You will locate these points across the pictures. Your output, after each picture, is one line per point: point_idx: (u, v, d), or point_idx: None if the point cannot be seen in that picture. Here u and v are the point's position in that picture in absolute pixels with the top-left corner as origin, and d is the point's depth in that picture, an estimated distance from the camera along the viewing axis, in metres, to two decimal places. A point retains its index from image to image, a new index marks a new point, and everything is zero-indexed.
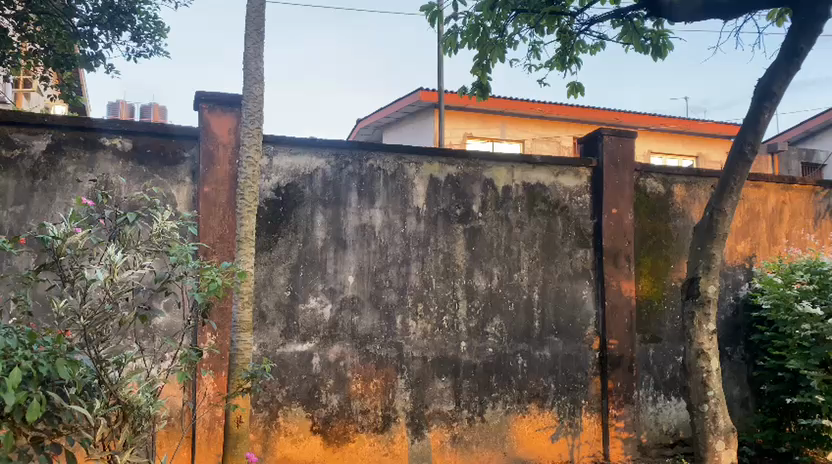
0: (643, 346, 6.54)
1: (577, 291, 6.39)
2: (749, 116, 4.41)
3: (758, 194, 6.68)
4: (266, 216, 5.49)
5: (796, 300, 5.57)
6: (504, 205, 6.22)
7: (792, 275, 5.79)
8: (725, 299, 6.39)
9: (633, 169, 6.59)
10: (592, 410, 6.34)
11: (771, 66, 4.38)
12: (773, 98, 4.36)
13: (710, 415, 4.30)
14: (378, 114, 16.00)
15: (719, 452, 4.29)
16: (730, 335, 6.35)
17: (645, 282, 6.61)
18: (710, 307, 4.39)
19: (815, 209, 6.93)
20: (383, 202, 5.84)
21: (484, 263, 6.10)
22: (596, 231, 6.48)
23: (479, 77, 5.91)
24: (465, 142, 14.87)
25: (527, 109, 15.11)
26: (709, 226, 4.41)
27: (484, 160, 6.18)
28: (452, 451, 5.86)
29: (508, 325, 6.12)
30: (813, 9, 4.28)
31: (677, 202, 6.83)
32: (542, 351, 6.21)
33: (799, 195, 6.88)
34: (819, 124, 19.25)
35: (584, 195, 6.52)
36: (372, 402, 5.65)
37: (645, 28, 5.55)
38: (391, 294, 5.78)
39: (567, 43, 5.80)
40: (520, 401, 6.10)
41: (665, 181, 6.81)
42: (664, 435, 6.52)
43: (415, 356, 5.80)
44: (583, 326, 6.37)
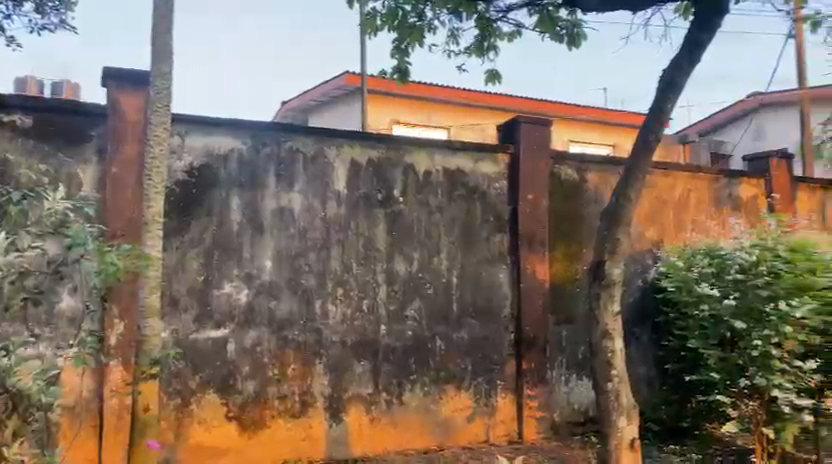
0: (557, 328, 6.74)
1: (494, 275, 6.51)
2: (654, 105, 4.57)
3: (666, 182, 6.98)
4: (179, 198, 5.31)
5: (696, 282, 5.81)
6: (424, 189, 6.25)
7: (693, 259, 6.06)
8: (633, 283, 6.65)
9: (548, 155, 6.76)
10: (507, 390, 6.49)
11: (674, 58, 4.58)
12: (676, 88, 4.54)
13: (613, 393, 4.46)
14: (302, 96, 15.81)
15: (622, 428, 4.44)
16: (637, 316, 6.63)
17: (560, 266, 6.81)
18: (615, 289, 4.56)
19: (718, 196, 7.31)
20: (302, 186, 5.76)
21: (404, 247, 6.12)
22: (513, 216, 6.61)
23: (398, 61, 5.89)
24: (392, 128, 14.76)
25: (452, 97, 15.20)
26: (615, 211, 4.57)
27: (405, 144, 6.19)
28: (370, 435, 5.89)
29: (427, 308, 6.17)
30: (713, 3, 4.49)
31: (590, 189, 7.05)
32: (460, 333, 6.31)
33: (704, 183, 7.23)
34: (726, 117, 20.28)
35: (502, 180, 6.63)
36: (289, 387, 5.60)
37: (559, 17, 5.64)
38: (310, 279, 5.73)
39: (485, 30, 5.85)
40: (438, 383, 6.18)
41: (580, 168, 7.01)
42: (575, 413, 6.76)
43: (334, 340, 5.78)
44: (500, 309, 6.50)
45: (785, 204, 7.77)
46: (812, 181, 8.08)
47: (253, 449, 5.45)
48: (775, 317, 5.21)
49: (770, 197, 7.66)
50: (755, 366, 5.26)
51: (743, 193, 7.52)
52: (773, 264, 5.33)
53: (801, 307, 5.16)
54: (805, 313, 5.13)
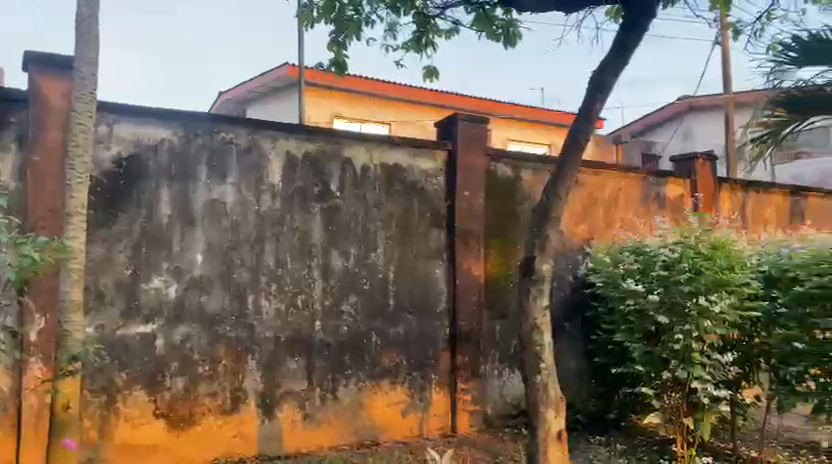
0: (491, 323, 6.85)
1: (430, 270, 6.55)
2: (584, 105, 4.69)
3: (597, 181, 7.17)
4: (105, 189, 5.13)
5: (622, 278, 6.02)
6: (362, 184, 6.23)
7: (620, 256, 6.27)
8: (565, 278, 6.82)
9: (485, 152, 6.84)
10: (442, 385, 6.55)
11: (604, 60, 4.70)
12: (605, 89, 4.66)
13: (542, 385, 4.56)
14: (241, 87, 15.50)
15: (550, 420, 4.54)
16: (569, 311, 6.79)
17: (495, 263, 6.91)
18: (545, 284, 4.66)
19: (645, 195, 7.57)
20: (236, 178, 5.65)
21: (340, 241, 6.09)
22: (450, 212, 6.66)
23: (335, 54, 5.84)
24: (333, 122, 14.64)
25: (392, 93, 15.29)
26: (546, 208, 4.66)
27: (342, 138, 6.15)
28: (303, 430, 5.84)
29: (363, 304, 6.16)
30: (641, 8, 4.64)
31: (525, 186, 7.18)
32: (396, 329, 6.32)
33: (632, 183, 7.46)
34: (658, 120, 21.01)
35: (439, 176, 6.67)
36: (221, 383, 5.50)
37: (496, 16, 5.71)
38: (243, 273, 5.63)
39: (423, 26, 5.86)
40: (373, 378, 6.18)
41: (515, 166, 7.13)
42: (508, 406, 6.88)
43: (267, 336, 5.71)
44: (435, 304, 6.55)
45: (708, 203, 8.11)
46: (733, 182, 8.45)
47: (182, 447, 5.33)
48: (696, 312, 5.44)
49: (694, 197, 7.98)
50: (677, 359, 5.48)
51: (669, 193, 7.81)
52: (695, 260, 5.55)
53: (721, 302, 5.39)
54: (724, 307, 5.37)
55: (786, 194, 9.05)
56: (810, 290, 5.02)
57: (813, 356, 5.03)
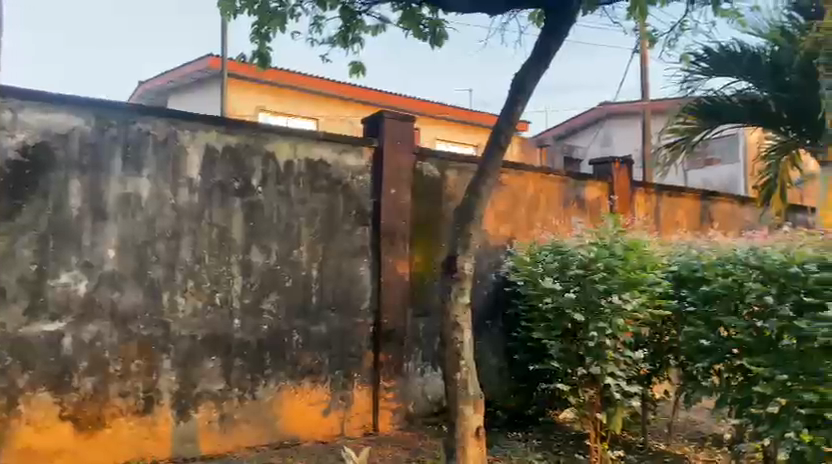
0: (414, 321, 6.87)
1: (354, 268, 6.50)
2: (506, 106, 4.77)
3: (520, 181, 7.31)
4: (7, 179, 4.82)
5: (542, 277, 6.13)
6: (285, 179, 6.12)
7: (539, 255, 6.36)
8: (488, 276, 6.91)
9: (411, 151, 6.85)
10: (363, 383, 6.51)
11: (525, 62, 4.80)
12: (526, 91, 4.76)
13: (461, 382, 4.61)
14: (163, 77, 14.98)
15: (469, 416, 4.59)
16: (491, 309, 6.89)
17: (419, 261, 6.93)
18: (466, 282, 4.71)
19: (565, 196, 7.78)
20: (152, 171, 5.45)
21: (262, 237, 5.96)
22: (374, 209, 6.64)
23: (258, 46, 5.72)
24: (258, 115, 14.33)
25: (319, 86, 15.10)
26: (469, 207, 4.70)
27: (265, 132, 6.03)
28: (219, 431, 5.69)
29: (284, 301, 6.05)
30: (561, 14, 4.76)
31: (450, 185, 7.24)
32: (318, 327, 6.25)
33: (553, 184, 7.65)
34: (580, 124, 21.63)
35: (365, 173, 6.63)
36: (133, 383, 5.29)
37: (422, 15, 5.73)
38: (158, 270, 5.43)
39: (349, 21, 5.81)
40: (293, 377, 6.09)
41: (440, 165, 7.17)
42: (430, 404, 6.92)
43: (183, 334, 5.53)
44: (359, 302, 6.51)
45: (624, 205, 8.40)
46: (648, 186, 8.80)
47: (90, 451, 5.09)
48: (610, 310, 5.62)
49: (611, 198, 8.26)
50: (591, 356, 5.65)
51: (588, 195, 8.06)
52: (608, 261, 5.70)
53: (632, 300, 5.60)
54: (636, 306, 5.59)
55: (697, 199, 9.49)
56: (716, 290, 5.40)
57: (717, 352, 5.36)
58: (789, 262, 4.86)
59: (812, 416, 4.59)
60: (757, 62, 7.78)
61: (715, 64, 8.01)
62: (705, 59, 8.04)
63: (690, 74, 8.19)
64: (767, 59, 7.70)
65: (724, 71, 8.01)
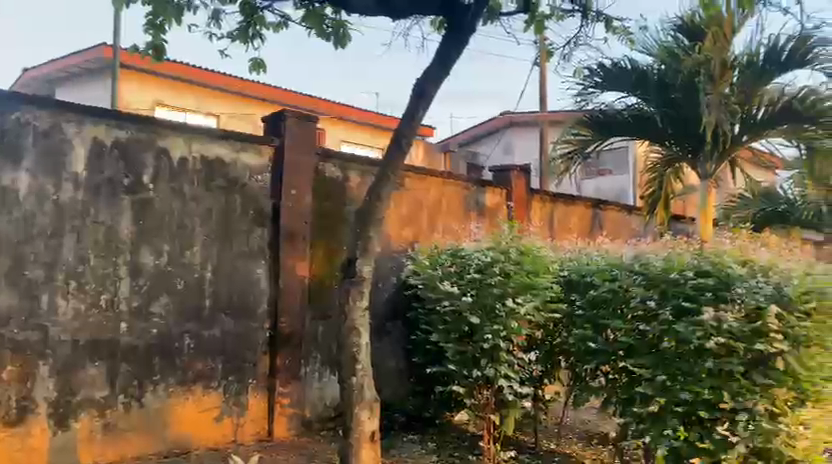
0: (313, 324, 6.77)
1: (251, 270, 6.34)
2: (407, 110, 4.79)
3: (423, 186, 7.38)
4: None
5: (440, 280, 6.18)
6: (178, 177, 5.87)
7: (439, 259, 6.40)
8: (388, 280, 6.91)
9: (313, 152, 6.76)
10: (258, 388, 6.35)
11: (426, 69, 4.85)
12: (427, 96, 4.80)
13: (357, 386, 4.59)
14: (50, 64, 14.06)
15: (363, 421, 4.57)
16: (391, 312, 6.89)
17: (319, 264, 6.83)
18: (364, 285, 4.70)
19: (466, 201, 7.92)
20: (31, 164, 5.08)
21: (153, 238, 5.69)
22: (274, 210, 6.49)
23: (152, 36, 5.46)
24: (154, 109, 13.73)
25: (218, 82, 14.62)
26: (369, 210, 4.68)
27: (158, 127, 5.78)
28: (101, 442, 5.38)
29: (176, 304, 5.81)
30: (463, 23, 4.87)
31: (352, 187, 7.19)
32: (211, 331, 6.04)
33: (455, 189, 7.77)
34: (483, 131, 22.15)
35: (264, 173, 6.48)
36: (5, 392, 4.89)
37: (326, 15, 5.67)
38: (36, 270, 5.07)
39: (250, 17, 5.66)
40: (184, 383, 5.85)
41: (342, 167, 7.11)
42: (327, 408, 6.84)
43: (63, 339, 5.19)
44: (256, 305, 6.35)
45: (521, 212, 8.66)
46: (544, 193, 9.12)
47: None
48: (505, 313, 5.78)
49: (510, 205, 8.50)
50: (486, 357, 5.78)
51: (488, 201, 8.24)
52: (505, 265, 5.90)
53: (526, 303, 5.77)
54: (529, 309, 5.77)
55: (589, 207, 9.92)
56: (604, 294, 5.64)
57: (603, 353, 5.62)
58: (669, 269, 5.30)
59: (686, 414, 5.09)
60: (646, 78, 8.22)
61: (607, 79, 8.40)
62: (597, 74, 8.41)
63: (584, 88, 8.55)
64: (654, 76, 8.19)
65: (615, 86, 8.41)
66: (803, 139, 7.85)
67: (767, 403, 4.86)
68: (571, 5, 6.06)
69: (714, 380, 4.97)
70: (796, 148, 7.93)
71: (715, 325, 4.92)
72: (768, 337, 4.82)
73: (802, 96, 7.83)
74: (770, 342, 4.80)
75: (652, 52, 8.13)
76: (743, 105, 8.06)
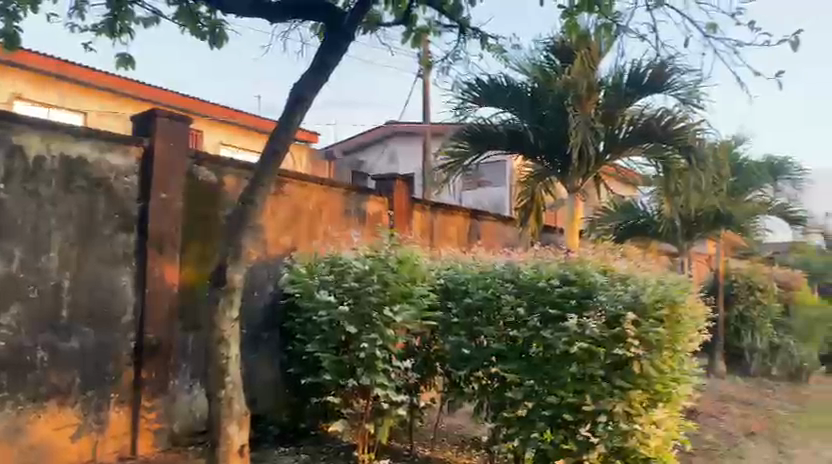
0: (183, 334, 6.49)
1: (115, 277, 5.96)
2: (283, 118, 4.73)
3: (303, 191, 7.27)
4: None
5: (316, 289, 6.07)
6: (34, 176, 5.42)
7: (315, 266, 6.23)
8: (265, 288, 6.70)
9: (186, 154, 6.50)
10: (121, 403, 5.97)
11: (301, 77, 4.80)
12: (304, 103, 4.77)
13: (225, 400, 4.53)
14: None
15: (233, 435, 4.54)
16: (267, 321, 6.71)
17: (189, 269, 6.55)
18: (234, 294, 4.60)
19: (347, 208, 7.89)
20: None
21: (2, 242, 5.19)
22: (141, 214, 6.15)
23: (5, 24, 5.05)
24: (13, 105, 12.52)
25: (85, 77, 13.70)
26: (241, 217, 4.60)
27: (12, 121, 5.28)
28: None
29: (27, 314, 5.33)
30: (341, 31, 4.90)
31: (227, 192, 6.98)
32: (69, 342, 5.61)
33: (335, 194, 7.71)
34: (365, 139, 22.22)
35: (131, 175, 6.12)
36: None
37: (200, 13, 5.49)
38: None
39: (118, 10, 5.36)
40: (37, 399, 5.36)
41: (217, 171, 6.88)
42: (196, 422, 6.59)
43: None
44: (120, 315, 5.98)
45: (402, 220, 8.74)
46: (425, 202, 9.24)
47: None
48: (381, 322, 5.81)
49: (391, 213, 8.55)
50: (362, 366, 5.78)
51: (369, 209, 8.26)
52: (383, 274, 5.91)
53: (402, 312, 5.82)
54: (405, 318, 5.82)
55: (467, 218, 10.20)
56: (478, 302, 5.74)
57: (476, 360, 5.72)
58: (536, 277, 5.54)
59: (553, 417, 5.36)
60: (520, 95, 8.64)
61: (484, 94, 8.68)
62: (475, 89, 8.67)
63: (463, 102, 8.78)
64: (528, 94, 8.64)
65: (492, 101, 8.70)
66: (662, 160, 8.61)
67: (624, 404, 5.25)
68: (449, 21, 6.32)
69: (577, 384, 5.28)
70: (656, 168, 8.72)
71: (578, 331, 5.22)
72: (625, 342, 5.21)
73: (659, 116, 8.48)
74: (627, 346, 5.20)
75: (527, 70, 8.54)
76: (608, 124, 8.57)
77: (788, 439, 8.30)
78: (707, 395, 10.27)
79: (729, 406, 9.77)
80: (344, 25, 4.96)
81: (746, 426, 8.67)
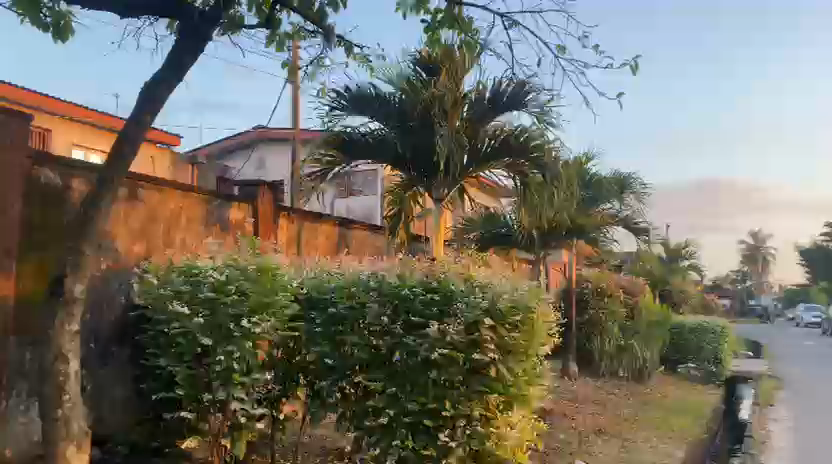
0: (19, 349, 5.89)
1: None
2: (134, 116, 4.84)
3: (159, 197, 6.92)
4: None
5: (171, 300, 5.70)
6: None
7: (169, 276, 5.81)
8: (116, 299, 6.23)
9: (26, 154, 5.90)
10: None
11: (157, 76, 4.95)
12: (156, 103, 4.92)
13: (62, 419, 4.62)
14: None
15: (69, 457, 4.65)
16: (117, 334, 6.22)
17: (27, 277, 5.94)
18: (74, 308, 4.66)
19: (207, 215, 7.59)
20: None
21: None
22: None
23: None
24: None
25: None
26: (83, 223, 4.64)
27: None
28: None
29: None
30: (198, 31, 5.12)
31: (73, 197, 6.41)
32: None
33: (195, 202, 7.42)
34: (235, 144, 21.67)
35: None
36: None
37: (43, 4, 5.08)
38: None
39: None
40: None
41: (63, 173, 6.29)
42: (34, 446, 5.98)
43: None
44: None
45: (267, 229, 8.54)
46: (291, 210, 9.08)
47: None
48: (239, 334, 5.59)
49: (254, 222, 8.32)
50: (219, 379, 5.56)
51: (232, 215, 8.01)
52: (242, 284, 5.67)
53: (262, 323, 5.62)
54: (265, 329, 5.63)
55: (336, 226, 10.14)
56: (342, 312, 5.66)
57: (339, 369, 5.68)
58: (400, 285, 5.58)
59: (413, 423, 5.44)
60: (388, 105, 8.72)
61: (351, 103, 8.71)
62: (343, 97, 8.67)
63: (331, 110, 8.76)
64: (395, 105, 8.73)
65: (359, 111, 8.76)
66: (519, 174, 9.08)
67: (481, 408, 5.46)
68: (314, 26, 6.73)
69: (437, 390, 5.41)
70: (514, 181, 9.18)
71: (439, 337, 5.35)
72: (481, 348, 5.40)
73: (517, 133, 8.91)
74: (484, 351, 5.40)
75: (392, 81, 8.68)
76: (472, 138, 8.90)
77: (630, 435, 8.94)
78: (560, 396, 10.84)
79: (579, 405, 10.37)
80: (195, 23, 5.14)
81: (596, 424, 9.24)
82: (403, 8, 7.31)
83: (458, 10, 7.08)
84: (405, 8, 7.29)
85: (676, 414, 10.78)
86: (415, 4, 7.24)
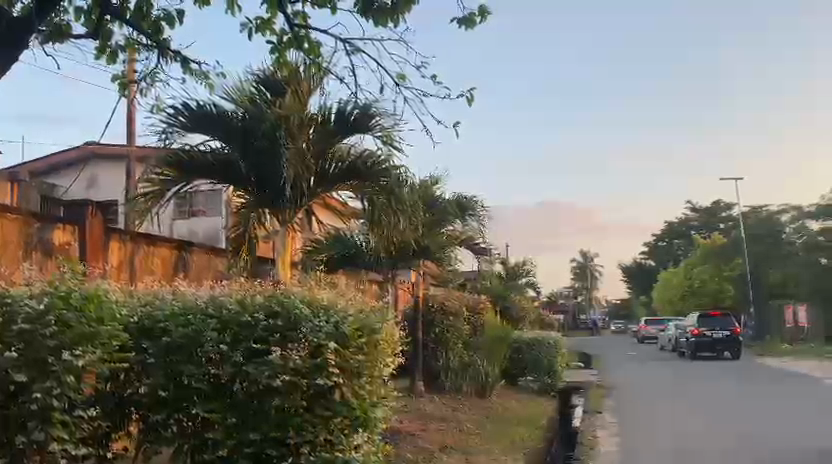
0: None
1: None
2: None
3: None
4: None
5: None
6: None
7: None
8: None
9: None
10: None
11: None
12: None
13: None
14: None
15: None
16: None
17: None
18: None
19: (26, 240, 7.07)
20: None
21: None
22: None
23: None
24: None
25: None
26: None
27: None
28: None
29: None
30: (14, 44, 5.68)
31: None
32: None
33: (11, 224, 6.93)
34: (61, 159, 20.12)
35: None
36: None
37: None
38: None
39: None
40: None
41: None
42: None
43: None
44: None
45: (96, 255, 7.92)
46: (123, 233, 8.53)
47: None
48: (60, 368, 4.95)
49: (82, 247, 7.72)
50: (35, 420, 4.95)
51: (56, 239, 7.40)
52: (64, 314, 4.97)
53: (87, 356, 5.03)
54: (89, 362, 5.04)
55: (172, 251, 9.61)
56: (178, 341, 5.37)
57: (174, 402, 5.43)
58: (241, 311, 5.42)
59: (255, 453, 5.37)
60: (229, 123, 8.48)
61: (191, 120, 8.39)
62: (182, 114, 8.35)
63: (168, 127, 8.37)
64: (238, 123, 8.50)
65: (198, 128, 8.45)
66: (367, 196, 9.12)
67: (325, 433, 5.46)
68: (148, 41, 6.97)
69: (279, 417, 5.36)
70: (361, 203, 9.23)
71: (281, 363, 5.29)
72: (326, 372, 5.40)
73: (365, 157, 9.00)
74: (329, 376, 5.40)
75: (234, 99, 8.51)
76: (316, 159, 8.88)
77: (474, 449, 9.28)
78: (408, 414, 11.04)
79: (426, 423, 10.65)
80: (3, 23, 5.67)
81: (441, 440, 9.49)
82: (246, 27, 7.31)
83: (303, 33, 7.26)
84: (249, 28, 7.29)
85: (517, 425, 11.38)
86: (259, 25, 7.25)
